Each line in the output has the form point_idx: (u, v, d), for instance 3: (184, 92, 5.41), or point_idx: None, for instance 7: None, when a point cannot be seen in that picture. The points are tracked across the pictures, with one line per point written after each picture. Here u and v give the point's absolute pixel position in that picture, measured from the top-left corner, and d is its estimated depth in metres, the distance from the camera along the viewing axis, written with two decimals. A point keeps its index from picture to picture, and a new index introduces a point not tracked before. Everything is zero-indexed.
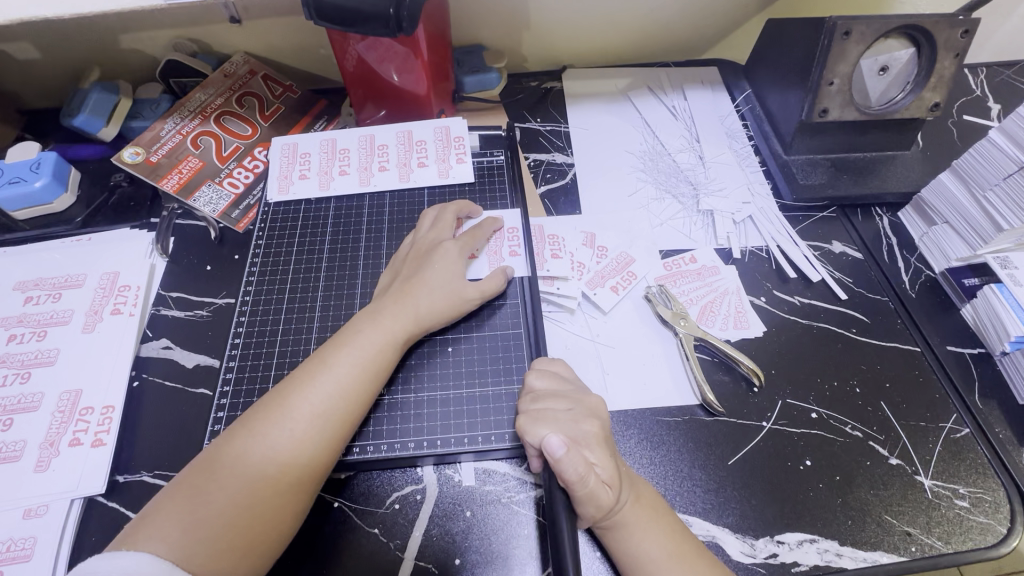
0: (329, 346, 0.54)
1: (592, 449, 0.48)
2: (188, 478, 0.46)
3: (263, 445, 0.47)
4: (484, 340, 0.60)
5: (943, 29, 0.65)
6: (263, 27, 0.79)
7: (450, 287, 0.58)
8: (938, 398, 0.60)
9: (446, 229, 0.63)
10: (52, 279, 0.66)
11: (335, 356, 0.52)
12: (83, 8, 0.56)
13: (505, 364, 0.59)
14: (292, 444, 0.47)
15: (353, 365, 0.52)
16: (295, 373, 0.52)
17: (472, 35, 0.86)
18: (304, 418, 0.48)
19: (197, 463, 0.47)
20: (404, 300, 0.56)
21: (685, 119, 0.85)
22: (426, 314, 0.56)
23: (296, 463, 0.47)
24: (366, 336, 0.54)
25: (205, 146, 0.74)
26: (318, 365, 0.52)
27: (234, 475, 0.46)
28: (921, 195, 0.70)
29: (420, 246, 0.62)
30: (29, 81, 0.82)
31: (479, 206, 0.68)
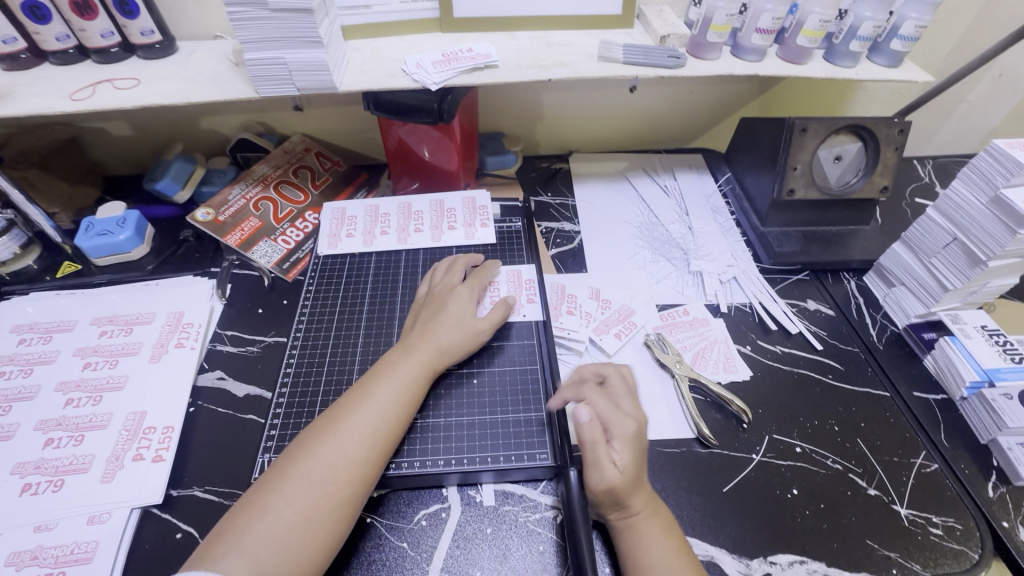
0: (368, 376, 0.61)
1: (618, 437, 0.56)
2: (253, 500, 0.51)
3: (321, 464, 0.52)
4: (497, 372, 0.68)
5: (881, 128, 0.80)
6: (321, 114, 0.95)
7: (465, 324, 0.66)
8: (909, 437, 0.67)
9: (459, 276, 0.74)
10: (124, 316, 0.75)
11: (375, 385, 0.59)
12: (194, 97, 0.70)
13: (521, 393, 0.66)
14: (347, 462, 0.53)
15: (391, 390, 0.59)
16: (342, 401, 0.59)
17: (493, 124, 1.02)
18: (355, 440, 0.54)
19: (261, 483, 0.52)
20: (428, 336, 0.65)
21: (676, 196, 0.98)
22: (446, 348, 0.65)
23: (349, 481, 0.53)
24: (404, 364, 0.62)
25: (264, 209, 0.87)
26: (361, 393, 0.59)
27: (299, 493, 0.51)
28: (880, 262, 0.81)
29: (436, 291, 0.72)
30: (116, 154, 0.96)
31: (480, 255, 0.80)
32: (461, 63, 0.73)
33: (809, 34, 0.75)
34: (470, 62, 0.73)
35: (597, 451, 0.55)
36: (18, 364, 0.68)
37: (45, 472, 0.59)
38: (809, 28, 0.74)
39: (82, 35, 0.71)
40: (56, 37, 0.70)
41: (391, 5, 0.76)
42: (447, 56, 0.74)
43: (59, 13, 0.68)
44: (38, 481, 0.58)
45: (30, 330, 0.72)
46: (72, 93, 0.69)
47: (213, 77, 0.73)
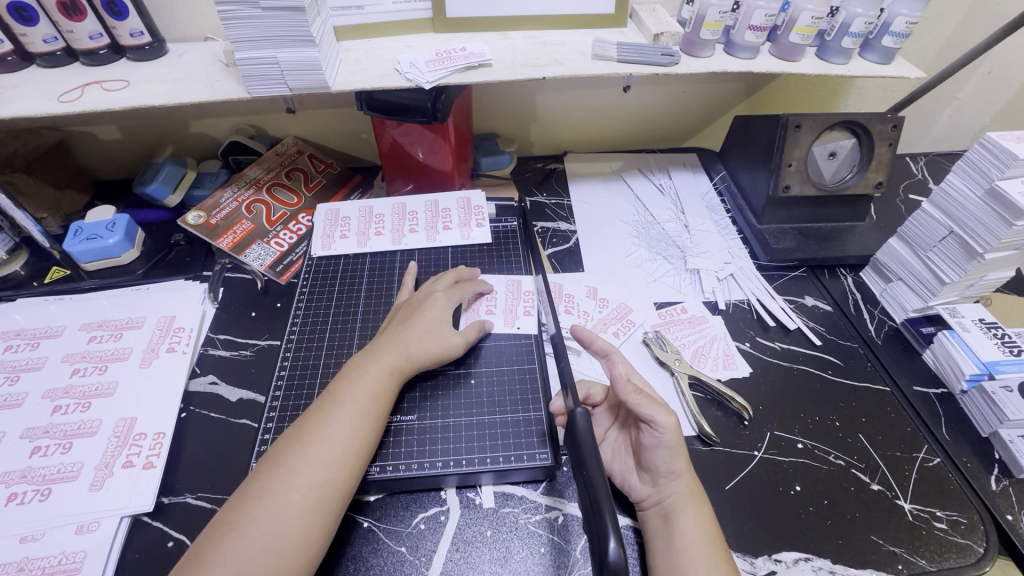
0: (338, 381, 0.60)
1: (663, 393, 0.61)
2: (225, 513, 0.50)
3: (288, 471, 0.51)
4: (479, 376, 0.67)
5: (875, 124, 0.80)
6: (313, 116, 0.95)
7: (439, 331, 0.65)
8: (911, 431, 0.66)
9: (445, 283, 0.73)
10: (114, 321, 0.73)
11: (343, 391, 0.58)
12: (184, 98, 0.69)
13: (502, 394, 0.65)
14: (314, 467, 0.52)
15: (359, 396, 0.57)
16: (312, 407, 0.58)
17: (488, 125, 1.02)
18: (322, 443, 0.53)
19: (233, 499, 0.51)
20: (398, 340, 0.63)
21: (671, 196, 0.98)
22: (417, 353, 0.63)
23: (318, 485, 0.51)
24: (379, 368, 0.60)
25: (257, 212, 0.86)
26: (329, 401, 0.57)
27: (268, 501, 0.50)
28: (877, 257, 0.81)
29: (414, 299, 0.71)
30: (105, 158, 0.95)
31: (475, 267, 0.78)
32: (455, 62, 0.72)
33: (802, 31, 0.75)
34: (463, 60, 0.73)
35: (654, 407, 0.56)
36: (4, 371, 0.67)
37: (31, 481, 0.57)
38: (801, 25, 0.75)
39: (70, 36, 0.70)
40: (44, 38, 0.69)
41: (383, 5, 0.76)
42: (440, 56, 0.73)
43: (47, 14, 0.68)
44: (25, 490, 0.57)
45: (17, 336, 0.71)
46: (61, 94, 0.68)
47: (204, 78, 0.72)
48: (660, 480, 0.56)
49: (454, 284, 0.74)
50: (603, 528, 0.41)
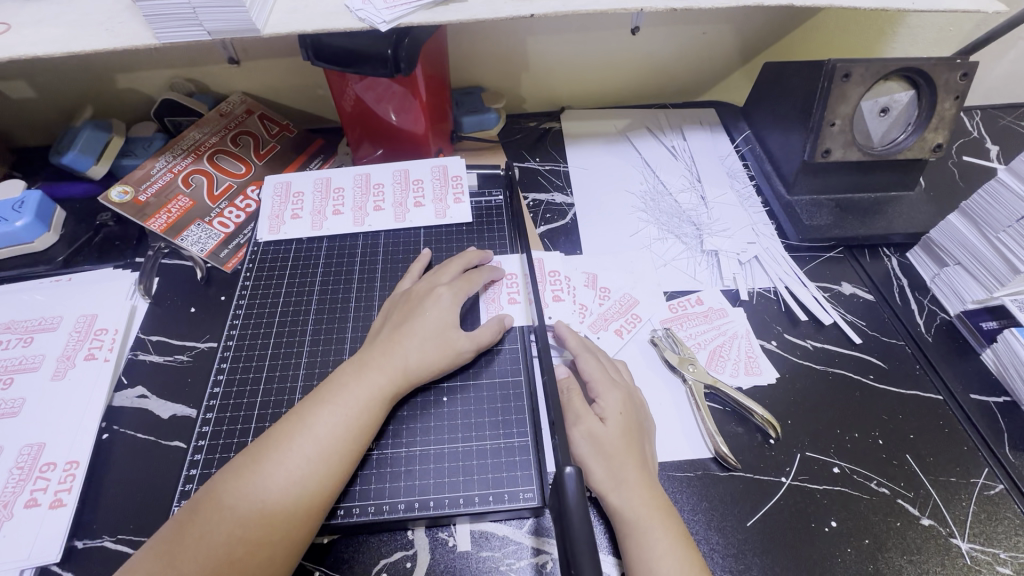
0: (312, 397, 0.49)
1: (605, 402, 0.53)
2: (145, 564, 0.40)
3: (232, 522, 0.42)
4: (481, 390, 0.56)
5: (941, 72, 0.65)
6: (262, 67, 0.80)
7: (442, 336, 0.54)
8: (968, 451, 0.56)
9: (452, 272, 0.61)
10: (25, 322, 0.62)
11: (314, 414, 0.47)
12: (76, 47, 0.55)
13: (502, 416, 0.54)
14: (263, 518, 0.42)
15: (333, 424, 0.47)
16: (271, 431, 0.47)
17: (470, 77, 0.87)
18: (279, 487, 0.43)
19: (157, 543, 0.41)
20: (392, 350, 0.52)
21: (686, 160, 0.84)
22: (414, 368, 0.52)
23: (267, 543, 0.42)
24: (359, 391, 0.49)
25: (196, 185, 0.72)
26: (293, 426, 0.47)
27: (200, 561, 0.40)
28: (930, 236, 0.68)
29: (414, 293, 0.59)
30: (22, 121, 0.81)
31: (489, 251, 0.65)
32: None
33: None
34: None
35: (583, 419, 0.52)
36: None
37: None
38: None
39: None
40: None
41: None
42: None
43: None
44: None
45: None
46: None
47: (103, 19, 0.57)
48: (608, 497, 0.48)
49: (463, 273, 0.62)
50: None
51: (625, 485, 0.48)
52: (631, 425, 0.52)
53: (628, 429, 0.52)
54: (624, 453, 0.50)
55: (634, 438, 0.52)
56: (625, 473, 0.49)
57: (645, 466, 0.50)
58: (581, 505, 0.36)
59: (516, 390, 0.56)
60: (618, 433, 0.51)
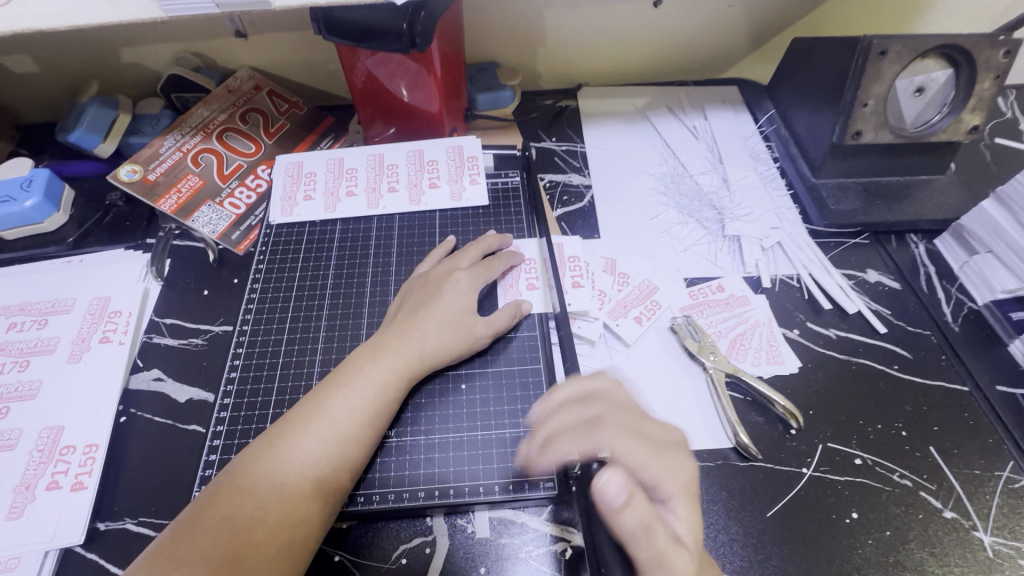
0: (329, 380, 0.49)
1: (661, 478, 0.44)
2: (165, 548, 0.40)
3: (250, 506, 0.41)
4: (499, 376, 0.55)
5: (983, 49, 0.62)
6: (270, 41, 0.77)
7: (459, 322, 0.53)
8: (993, 444, 0.55)
9: (470, 256, 0.60)
10: (38, 304, 0.61)
11: (331, 398, 0.47)
12: (78, 20, 0.52)
13: (520, 403, 0.54)
14: (282, 502, 0.42)
15: (350, 406, 0.47)
16: (288, 416, 0.47)
17: (484, 52, 0.84)
18: (297, 471, 0.43)
19: (176, 528, 0.41)
20: (410, 335, 0.51)
21: (707, 141, 0.82)
22: (432, 353, 0.52)
23: (287, 526, 0.42)
24: (376, 377, 0.49)
25: (206, 164, 0.71)
26: (310, 409, 0.46)
27: (218, 544, 0.40)
28: (961, 222, 0.66)
29: (432, 275, 0.58)
30: (27, 97, 0.79)
31: (508, 235, 0.64)
32: None
33: None
34: None
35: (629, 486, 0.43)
36: None
37: None
38: None
39: None
40: None
41: None
42: None
43: None
44: None
45: None
46: None
47: None
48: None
49: (481, 258, 0.60)
50: None
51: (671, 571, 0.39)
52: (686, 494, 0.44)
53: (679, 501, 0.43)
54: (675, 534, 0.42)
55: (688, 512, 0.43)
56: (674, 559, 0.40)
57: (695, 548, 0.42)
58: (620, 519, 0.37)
59: (532, 376, 0.55)
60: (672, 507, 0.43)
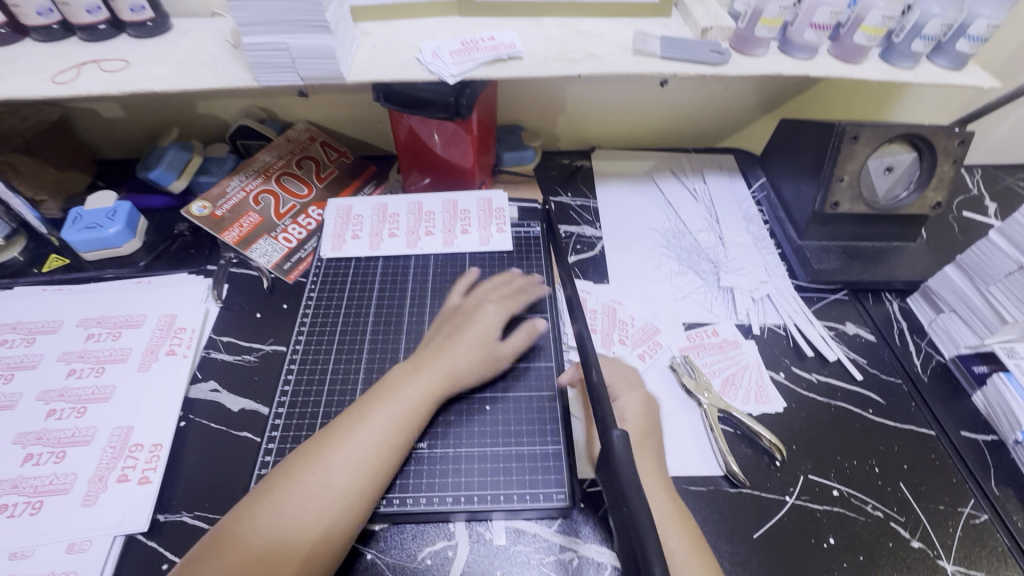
0: (381, 389, 0.57)
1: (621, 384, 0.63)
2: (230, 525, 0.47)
3: (304, 492, 0.48)
4: (520, 400, 0.63)
5: (941, 139, 0.73)
6: (327, 101, 0.89)
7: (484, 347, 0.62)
8: (956, 482, 0.62)
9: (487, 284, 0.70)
10: (113, 318, 0.70)
11: (377, 407, 0.54)
12: (187, 84, 0.64)
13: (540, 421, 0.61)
14: (330, 491, 0.48)
15: (398, 406, 0.55)
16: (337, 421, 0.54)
17: (511, 117, 0.95)
18: (346, 465, 0.50)
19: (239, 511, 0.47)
20: (444, 358, 0.59)
21: (706, 202, 0.92)
22: (461, 371, 0.59)
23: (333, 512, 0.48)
24: (415, 388, 0.56)
25: (265, 204, 0.81)
26: (344, 419, 0.53)
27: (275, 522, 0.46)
28: (929, 284, 0.75)
29: (462, 307, 0.67)
30: (111, 138, 0.91)
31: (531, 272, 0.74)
32: (482, 53, 0.67)
33: (868, 31, 0.68)
34: (491, 52, 0.67)
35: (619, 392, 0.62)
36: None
37: (22, 492, 0.54)
38: (868, 25, 0.67)
39: (67, 9, 0.65)
40: (37, 11, 0.65)
41: None
42: (466, 45, 0.68)
43: None
44: (16, 501, 0.54)
45: (13, 330, 0.68)
46: (54, 75, 0.64)
47: (208, 60, 0.67)
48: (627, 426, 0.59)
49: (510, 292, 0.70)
50: None
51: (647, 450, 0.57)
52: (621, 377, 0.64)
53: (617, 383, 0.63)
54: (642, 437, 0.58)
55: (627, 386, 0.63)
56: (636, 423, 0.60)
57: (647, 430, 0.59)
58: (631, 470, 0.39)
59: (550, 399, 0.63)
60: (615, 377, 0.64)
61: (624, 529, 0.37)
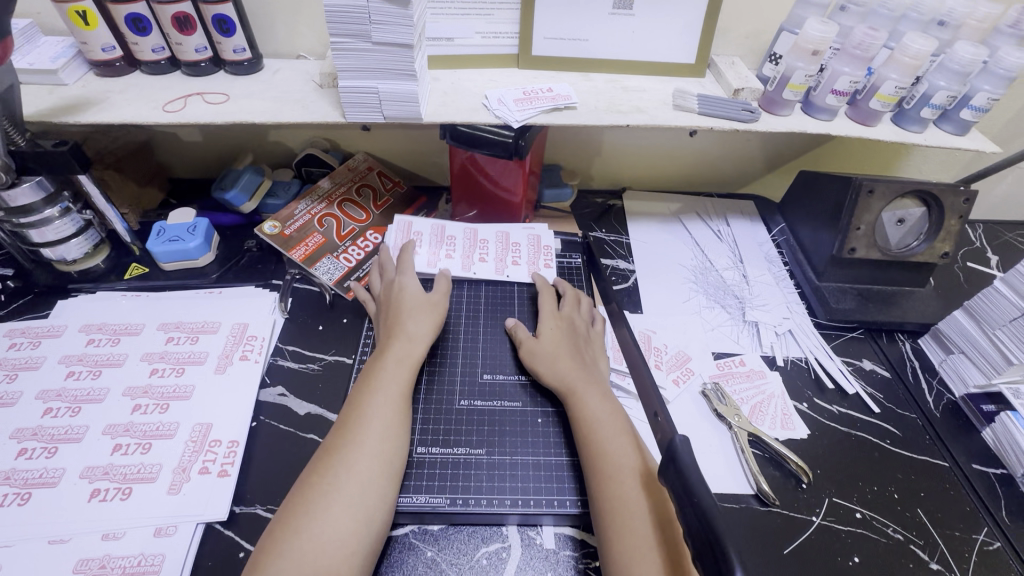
0: (356, 388, 0.63)
1: (571, 341, 0.72)
2: (266, 548, 0.50)
3: (332, 502, 0.52)
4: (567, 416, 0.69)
5: (948, 196, 0.81)
6: (386, 135, 0.97)
7: None
8: (970, 511, 0.66)
9: (549, 305, 0.78)
10: (190, 323, 0.75)
11: (365, 411, 0.60)
12: (281, 118, 0.71)
13: (519, 416, 0.68)
14: (355, 494, 0.53)
15: (385, 395, 0.62)
16: (335, 436, 0.58)
17: (551, 157, 1.04)
18: (363, 468, 0.55)
19: (272, 534, 0.50)
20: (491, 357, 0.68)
21: (730, 243, 0.99)
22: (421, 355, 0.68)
23: (366, 512, 0.53)
24: (385, 385, 0.63)
25: (328, 226, 0.88)
26: (342, 430, 0.58)
27: (316, 532, 0.50)
28: (939, 326, 0.81)
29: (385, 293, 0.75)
30: (185, 160, 0.99)
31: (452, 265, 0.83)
32: (542, 102, 0.75)
33: (883, 99, 0.77)
34: (550, 101, 0.75)
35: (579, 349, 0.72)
36: (87, 365, 0.69)
37: (113, 478, 0.59)
38: (882, 93, 0.76)
39: (177, 48, 0.73)
40: (152, 48, 0.73)
41: (472, 39, 0.79)
42: (527, 95, 0.76)
43: (160, 26, 0.71)
44: (107, 486, 0.59)
45: (98, 331, 0.73)
46: (164, 104, 0.71)
47: (298, 98, 0.75)
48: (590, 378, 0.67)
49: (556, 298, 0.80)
50: (726, 562, 0.38)
51: (609, 399, 0.65)
52: (579, 342, 0.73)
53: (572, 340, 0.73)
54: (600, 388, 0.66)
55: (588, 355, 0.71)
56: (596, 372, 0.69)
57: (603, 385, 0.67)
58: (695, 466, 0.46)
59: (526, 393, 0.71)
60: (574, 345, 0.72)
61: (693, 512, 0.43)
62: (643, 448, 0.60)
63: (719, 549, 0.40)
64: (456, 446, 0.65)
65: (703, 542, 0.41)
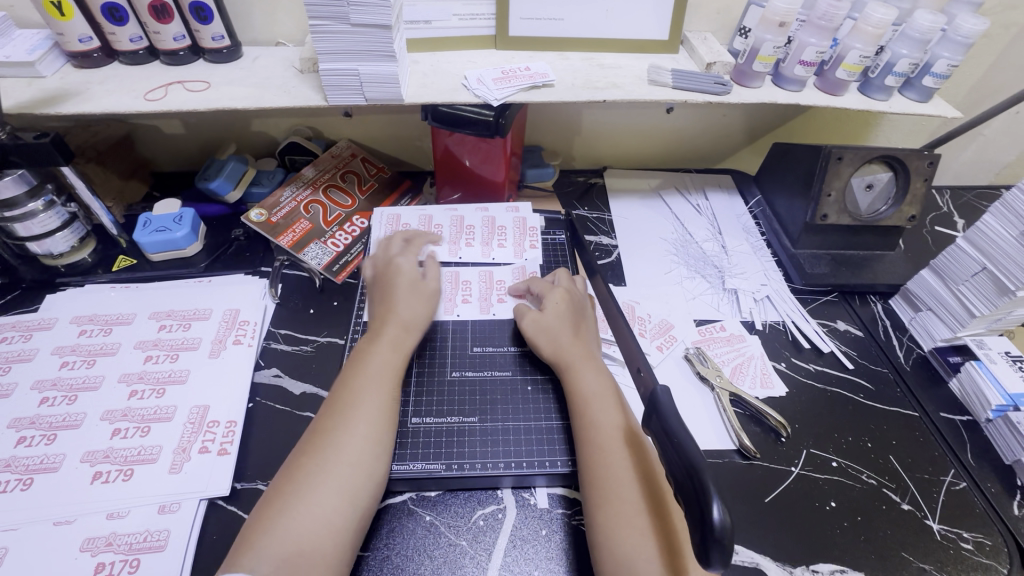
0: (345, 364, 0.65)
1: (569, 313, 0.73)
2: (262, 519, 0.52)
3: (323, 478, 0.54)
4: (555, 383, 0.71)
5: (913, 160, 0.85)
6: (368, 121, 0.98)
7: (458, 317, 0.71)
8: (938, 456, 0.70)
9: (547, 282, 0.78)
10: (181, 311, 0.76)
11: (352, 389, 0.61)
12: (264, 103, 0.72)
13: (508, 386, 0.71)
14: (346, 469, 0.55)
15: (373, 373, 0.63)
16: (324, 414, 0.60)
17: (532, 138, 1.06)
18: (352, 444, 0.57)
19: (267, 506, 0.52)
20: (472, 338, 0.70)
21: (709, 216, 1.02)
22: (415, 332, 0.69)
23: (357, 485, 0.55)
24: (375, 364, 0.64)
25: (314, 212, 0.89)
26: (331, 408, 0.60)
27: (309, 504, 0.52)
28: (907, 286, 0.85)
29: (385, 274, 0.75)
30: (167, 152, 0.99)
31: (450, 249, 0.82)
32: (521, 80, 0.76)
33: (848, 68, 0.80)
34: (528, 80, 0.77)
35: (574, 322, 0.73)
36: (80, 354, 0.70)
37: (114, 461, 0.61)
38: (848, 63, 0.79)
39: (155, 37, 0.73)
40: (130, 38, 0.73)
41: (450, 21, 0.80)
42: (506, 74, 0.77)
43: (136, 15, 0.71)
44: (108, 468, 0.60)
45: (90, 321, 0.74)
46: (145, 93, 0.72)
47: (280, 84, 0.76)
48: (583, 350, 0.69)
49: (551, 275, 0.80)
50: (707, 495, 0.41)
51: (599, 370, 0.67)
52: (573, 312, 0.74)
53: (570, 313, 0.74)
54: (589, 358, 0.68)
55: (582, 326, 0.73)
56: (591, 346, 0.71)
57: (591, 356, 0.69)
58: (676, 415, 0.49)
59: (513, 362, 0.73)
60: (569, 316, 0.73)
61: (677, 454, 0.46)
62: (625, 409, 0.64)
63: (700, 483, 0.42)
64: (449, 415, 0.67)
65: (685, 479, 0.44)
